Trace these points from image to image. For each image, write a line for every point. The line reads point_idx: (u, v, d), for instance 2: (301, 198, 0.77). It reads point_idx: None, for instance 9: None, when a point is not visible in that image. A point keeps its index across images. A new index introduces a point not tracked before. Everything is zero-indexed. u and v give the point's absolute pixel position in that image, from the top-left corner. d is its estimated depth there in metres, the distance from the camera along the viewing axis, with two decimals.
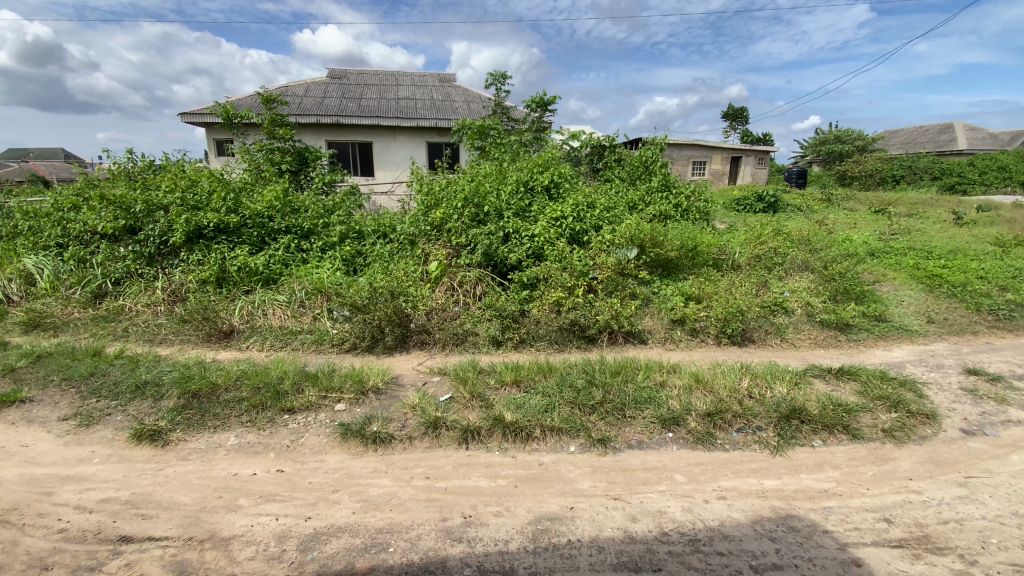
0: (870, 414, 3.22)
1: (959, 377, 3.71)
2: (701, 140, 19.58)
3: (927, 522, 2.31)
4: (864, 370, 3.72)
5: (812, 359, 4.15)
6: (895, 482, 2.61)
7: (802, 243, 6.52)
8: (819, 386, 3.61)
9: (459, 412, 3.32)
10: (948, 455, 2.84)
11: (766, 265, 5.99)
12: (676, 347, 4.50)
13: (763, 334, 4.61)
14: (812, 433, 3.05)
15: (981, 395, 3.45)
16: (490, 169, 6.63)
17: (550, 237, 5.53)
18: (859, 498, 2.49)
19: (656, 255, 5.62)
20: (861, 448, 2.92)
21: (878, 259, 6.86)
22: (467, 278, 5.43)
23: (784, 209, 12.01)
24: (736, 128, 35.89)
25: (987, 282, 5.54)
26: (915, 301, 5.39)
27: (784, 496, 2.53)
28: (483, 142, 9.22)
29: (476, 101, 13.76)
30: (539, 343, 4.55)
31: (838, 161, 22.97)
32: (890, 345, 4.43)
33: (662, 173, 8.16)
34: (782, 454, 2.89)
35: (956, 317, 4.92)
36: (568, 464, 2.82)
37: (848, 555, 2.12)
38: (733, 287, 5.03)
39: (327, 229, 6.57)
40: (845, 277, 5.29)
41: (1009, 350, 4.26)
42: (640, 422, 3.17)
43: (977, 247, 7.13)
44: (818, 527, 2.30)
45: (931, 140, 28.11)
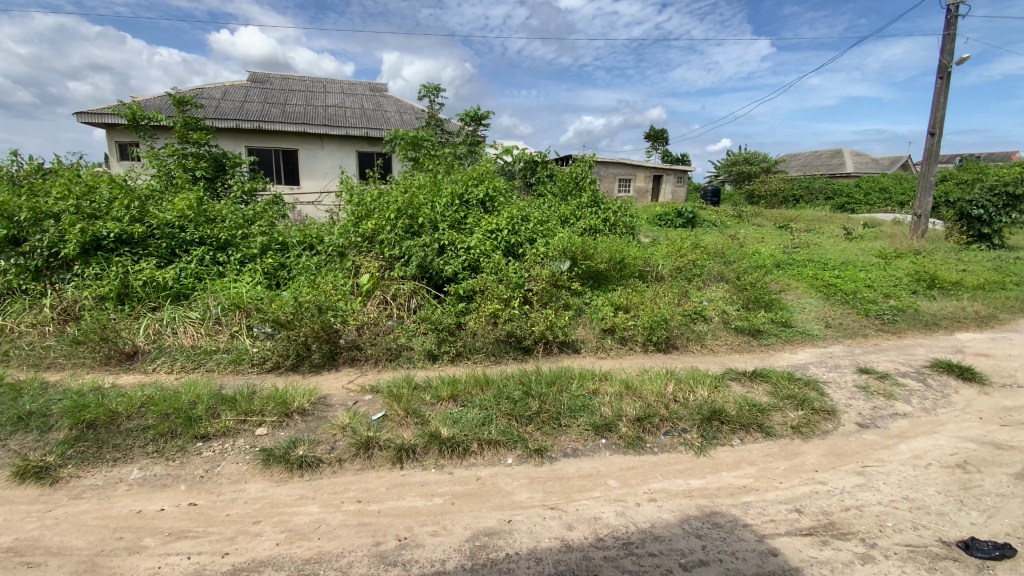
0: (780, 413, 3.50)
1: (854, 376, 4.14)
2: (625, 159, 20.65)
3: (832, 509, 2.53)
4: (773, 373, 4.04)
5: (728, 363, 4.46)
6: (803, 475, 2.84)
7: (718, 256, 7.02)
8: (736, 389, 3.86)
9: (392, 431, 3.21)
10: (846, 447, 3.15)
11: (686, 276, 6.38)
12: (608, 355, 4.66)
13: (685, 341, 4.89)
14: (731, 432, 3.26)
15: (872, 391, 3.87)
16: (424, 180, 6.57)
17: (485, 249, 5.56)
18: (773, 491, 2.69)
19: (587, 267, 5.83)
20: (774, 445, 3.17)
21: (783, 270, 7.54)
22: (401, 291, 5.28)
23: (701, 224, 12.93)
24: (657, 149, 38.35)
25: (874, 292, 6.25)
26: (815, 308, 5.94)
27: (709, 494, 2.67)
28: (416, 153, 9.11)
29: (408, 112, 13.62)
30: (476, 356, 4.53)
31: (746, 181, 25.12)
32: (795, 348, 4.86)
33: (591, 189, 8.49)
34: (705, 454, 3.06)
35: (849, 322, 5.49)
36: (505, 477, 2.80)
37: (766, 546, 2.27)
38: (657, 297, 5.31)
39: (247, 240, 6.16)
40: (755, 286, 5.77)
41: (893, 350, 4.81)
42: (575, 430, 3.24)
43: (864, 259, 8.02)
44: (739, 521, 2.45)
45: (824, 164, 31.54)
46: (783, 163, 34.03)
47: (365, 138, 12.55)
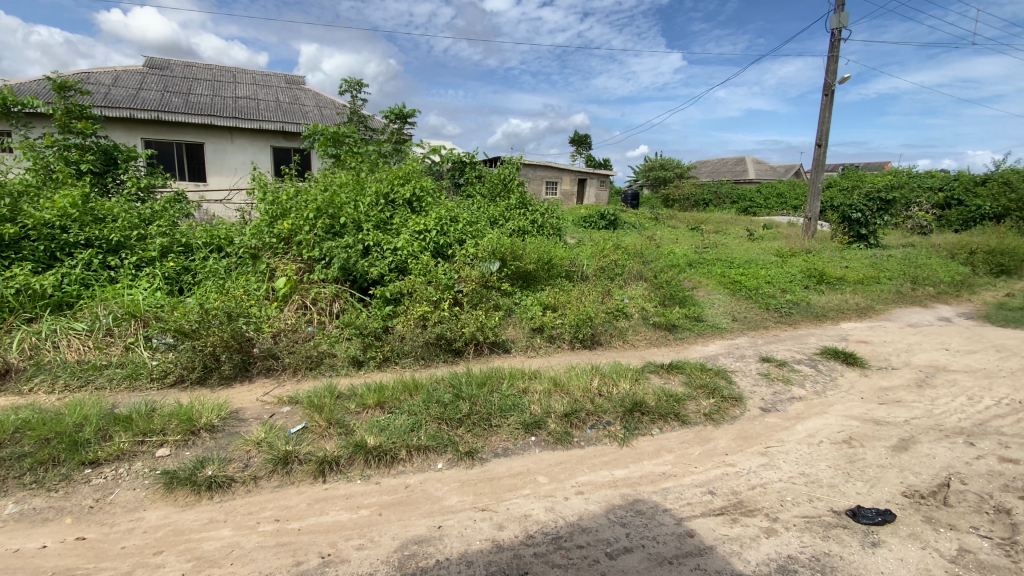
0: (694, 402, 3.75)
1: (757, 364, 4.53)
2: (551, 162, 21.15)
3: (741, 489, 2.75)
4: (688, 365, 4.31)
5: (648, 357, 4.70)
6: (715, 458, 3.06)
7: (637, 256, 7.38)
8: (655, 381, 4.09)
9: (313, 443, 3.04)
10: (752, 431, 3.43)
11: (609, 275, 6.65)
12: (537, 354, 4.74)
13: (609, 337, 5.09)
14: (651, 422, 3.45)
15: (772, 377, 4.26)
16: (346, 178, 6.31)
17: (413, 250, 5.44)
18: (689, 476, 2.87)
19: (516, 267, 5.89)
20: (689, 432, 3.39)
21: (695, 269, 8.09)
22: (322, 295, 5.03)
23: (622, 226, 13.55)
24: (581, 154, 39.67)
25: (773, 287, 6.88)
26: (723, 303, 6.43)
27: (631, 483, 2.80)
28: (337, 149, 8.72)
29: (329, 107, 13.00)
30: (404, 361, 4.42)
31: (663, 186, 26.71)
32: (706, 341, 5.23)
33: (519, 191, 8.61)
34: (628, 444, 3.20)
35: (753, 316, 6.00)
36: (435, 482, 2.76)
37: (684, 529, 2.42)
38: (583, 296, 5.49)
39: (144, 242, 5.57)
40: (671, 284, 6.14)
41: (789, 340, 5.33)
42: (506, 429, 3.26)
43: (764, 258, 8.80)
44: (660, 507, 2.59)
45: (730, 171, 34.26)
46: (695, 169, 36.55)
47: (281, 133, 11.84)
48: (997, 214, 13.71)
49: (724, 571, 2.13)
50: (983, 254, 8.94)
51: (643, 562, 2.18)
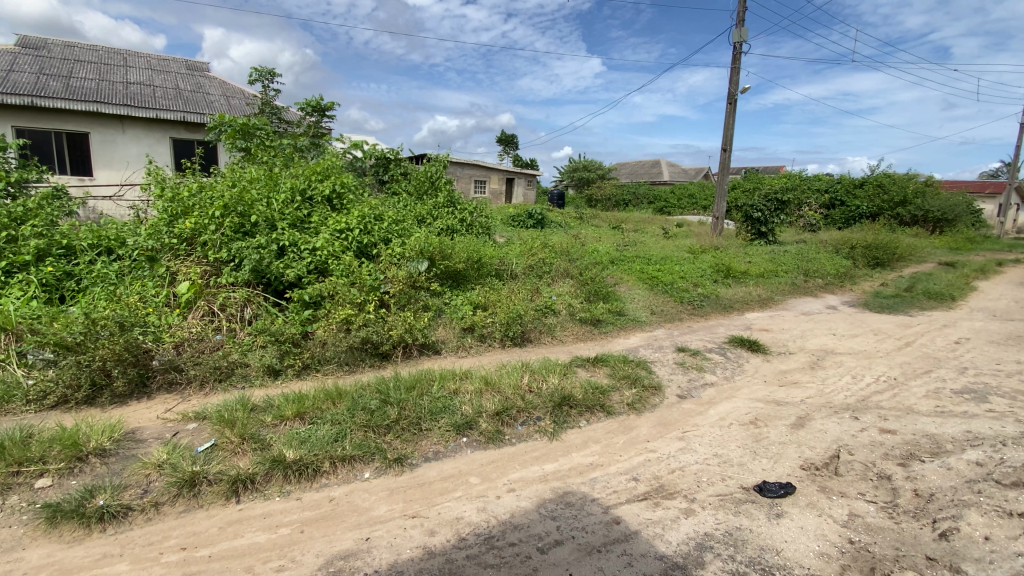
0: (618, 393, 3.91)
1: (674, 354, 4.82)
2: (479, 161, 21.15)
3: (662, 473, 2.91)
4: (612, 357, 4.49)
5: (575, 352, 4.84)
6: (638, 446, 3.22)
7: (564, 254, 7.58)
8: (582, 375, 4.21)
9: (226, 461, 2.81)
10: (671, 417, 3.64)
11: (537, 273, 6.76)
12: (467, 354, 4.70)
13: (538, 334, 5.17)
14: (579, 416, 3.55)
15: (687, 366, 4.56)
16: (258, 173, 5.89)
17: (334, 250, 5.19)
18: (615, 465, 2.99)
19: (445, 267, 5.80)
20: (614, 422, 3.53)
21: (617, 266, 8.45)
22: (231, 300, 4.65)
23: (549, 225, 13.85)
24: (508, 153, 39.97)
25: (687, 282, 7.36)
26: (642, 298, 6.76)
27: (561, 476, 2.86)
28: (248, 143, 8.13)
29: (238, 96, 12.06)
30: (326, 367, 4.21)
31: (587, 186, 27.66)
32: (628, 334, 5.48)
33: (447, 189, 8.50)
34: (557, 438, 3.27)
35: (669, 309, 6.37)
36: (362, 492, 2.65)
37: (611, 516, 2.51)
38: (513, 294, 5.53)
39: (15, 245, 4.86)
40: (595, 281, 6.37)
41: (702, 330, 5.73)
42: (436, 433, 3.20)
43: (679, 255, 9.40)
44: (588, 497, 2.67)
45: (648, 172, 36.17)
46: (616, 170, 38.18)
47: (183, 124, 10.82)
48: (871, 213, 15.63)
49: (648, 554, 2.24)
50: (861, 249, 10.15)
51: (574, 553, 2.23)
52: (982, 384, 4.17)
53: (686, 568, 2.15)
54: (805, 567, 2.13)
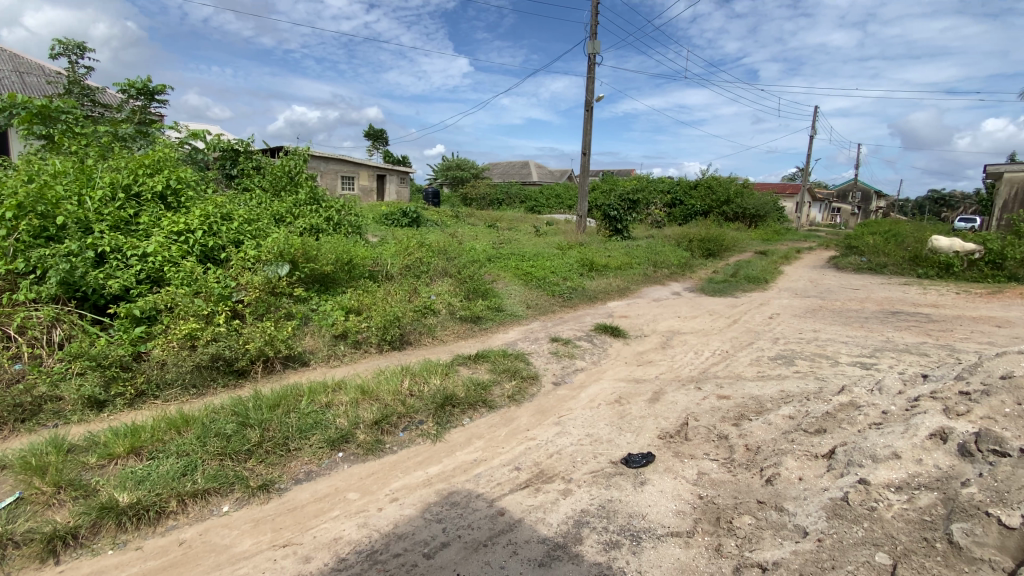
0: (498, 386, 4.01)
1: (549, 345, 5.09)
2: (346, 156, 20.03)
3: (541, 459, 3.05)
4: (491, 353, 4.57)
5: (456, 350, 4.85)
6: (519, 436, 3.33)
7: (441, 253, 7.52)
8: (464, 373, 4.22)
9: (34, 518, 2.30)
10: (548, 405, 3.83)
11: (414, 273, 6.60)
12: (341, 362, 4.43)
13: (417, 335, 5.06)
14: (461, 414, 3.56)
15: (561, 354, 4.85)
16: (62, 164, 4.86)
17: (171, 256, 4.51)
18: (498, 458, 3.05)
19: (310, 270, 5.39)
20: (495, 416, 3.61)
21: (494, 263, 8.63)
22: (32, 321, 3.77)
23: (424, 224, 13.66)
24: (377, 148, 38.34)
25: (558, 276, 7.82)
26: (518, 293, 6.98)
27: (445, 477, 2.85)
28: (48, 127, 6.69)
29: (34, 71, 9.86)
30: (168, 393, 3.64)
31: (461, 185, 27.85)
32: (507, 329, 5.65)
33: (309, 185, 7.90)
34: (440, 439, 3.25)
35: (543, 302, 6.71)
36: (220, 528, 2.36)
37: (495, 509, 2.56)
38: (388, 297, 5.35)
39: None
40: (473, 279, 6.44)
41: (572, 320, 6.14)
42: (307, 451, 2.97)
43: (549, 251, 9.92)
44: (473, 494, 2.70)
45: (519, 172, 37.52)
46: (489, 169, 38.90)
47: None
48: (704, 211, 18.18)
49: (531, 539, 2.34)
50: (698, 242, 11.72)
51: (460, 552, 2.24)
52: (788, 350, 5.11)
53: (565, 547, 2.28)
54: (665, 526, 2.40)
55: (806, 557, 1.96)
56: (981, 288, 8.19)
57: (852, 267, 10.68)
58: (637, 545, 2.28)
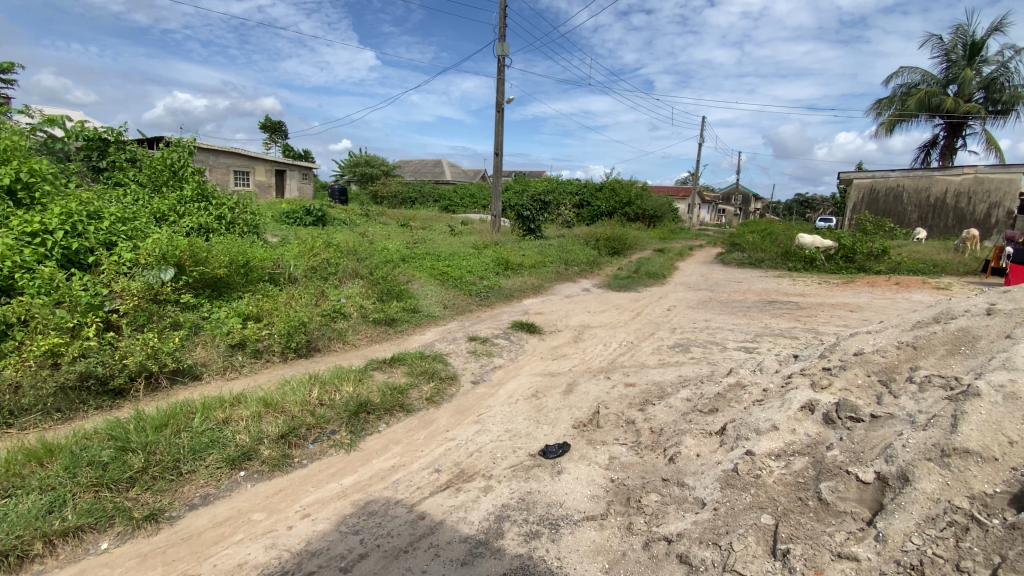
0: (416, 389, 3.94)
1: (466, 344, 5.09)
2: (239, 149, 18.41)
3: (461, 459, 3.05)
4: (408, 355, 4.46)
5: (369, 355, 4.69)
6: (438, 438, 3.30)
7: (350, 253, 7.20)
8: (379, 377, 4.08)
9: None
10: (467, 404, 3.84)
11: (321, 275, 6.26)
12: (239, 374, 4.08)
13: (326, 341, 4.81)
14: (377, 420, 3.45)
15: (478, 353, 4.87)
16: None
17: (24, 261, 3.87)
18: (416, 462, 3.00)
19: (199, 274, 4.90)
20: (413, 419, 3.54)
21: (408, 263, 8.44)
22: None
23: (331, 223, 12.99)
24: (276, 142, 35.67)
25: (473, 275, 7.84)
26: (434, 293, 6.88)
27: (361, 487, 2.75)
28: None
29: None
30: (23, 420, 3.13)
31: (370, 182, 26.85)
32: (423, 330, 5.55)
33: (195, 181, 7.17)
34: (354, 449, 3.12)
35: (459, 302, 6.69)
36: (99, 569, 2.09)
37: (415, 514, 2.52)
38: (291, 301, 5.02)
39: None
40: (386, 280, 6.26)
41: (489, 319, 6.19)
42: (203, 473, 2.71)
43: (464, 250, 9.90)
44: (391, 501, 2.63)
45: (431, 171, 36.96)
46: (400, 167, 37.90)
47: None
48: (609, 211, 19.22)
49: (453, 539, 2.33)
50: (604, 241, 12.38)
51: (380, 562, 2.18)
52: (685, 338, 5.58)
53: (487, 543, 2.30)
54: (581, 511, 2.52)
55: (705, 526, 2.17)
56: (837, 278, 9.55)
57: (736, 262, 11.91)
58: (556, 533, 2.36)
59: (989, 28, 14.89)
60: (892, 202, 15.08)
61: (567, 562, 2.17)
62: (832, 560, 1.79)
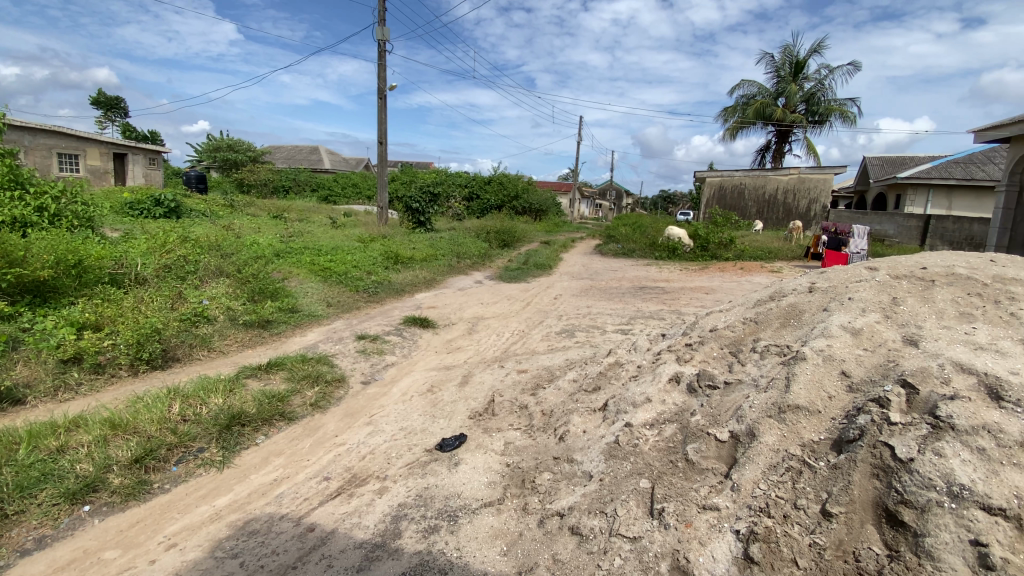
0: (299, 395, 3.67)
1: (354, 343, 4.84)
2: (62, 127, 15.33)
3: (353, 463, 2.92)
4: (287, 359, 4.11)
5: (242, 362, 4.24)
6: (327, 444, 3.12)
7: (212, 249, 6.43)
8: (254, 385, 3.71)
9: None
10: (357, 406, 3.67)
11: (177, 275, 5.50)
12: (75, 394, 3.44)
13: (188, 350, 4.24)
14: (254, 432, 3.16)
15: (368, 351, 4.67)
16: None
17: None
18: (303, 472, 2.81)
19: (14, 277, 4.04)
20: (297, 427, 3.30)
21: (283, 259, 7.75)
22: None
23: (188, 215, 11.44)
24: (112, 119, 30.34)
25: (359, 270, 7.48)
26: (316, 290, 6.43)
27: (239, 506, 2.50)
28: None
29: None
30: None
31: (235, 169, 24.13)
32: (305, 331, 5.17)
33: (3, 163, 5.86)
34: (228, 465, 2.82)
35: (345, 299, 6.34)
36: None
37: (304, 527, 2.36)
38: (140, 305, 4.35)
39: None
40: (258, 278, 5.73)
41: (378, 316, 5.96)
42: (31, 516, 2.27)
43: (348, 244, 9.38)
44: (276, 516, 2.43)
45: (307, 159, 34.28)
46: (270, 153, 34.58)
47: None
48: (498, 204, 19.55)
49: (347, 547, 2.23)
50: (494, 234, 12.59)
51: None
52: (570, 324, 5.92)
53: (384, 545, 2.24)
54: (479, 499, 2.56)
55: (592, 497, 2.34)
56: (695, 265, 10.82)
57: (613, 252, 12.87)
58: (454, 524, 2.38)
59: (808, 51, 17.77)
60: (736, 198, 17.43)
61: (466, 550, 2.20)
62: (698, 512, 2.05)
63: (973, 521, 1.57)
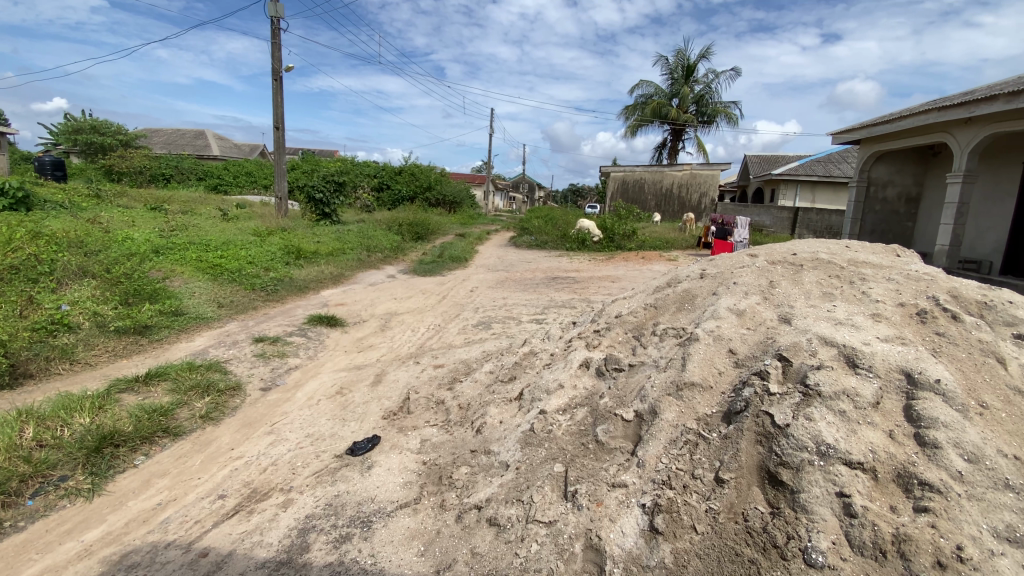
0: (186, 408, 3.29)
1: (251, 347, 4.44)
2: None
3: (252, 477, 2.68)
4: (171, 368, 3.66)
5: (113, 374, 3.71)
6: (221, 459, 2.83)
7: (72, 246, 5.54)
8: (130, 400, 3.27)
9: None
10: (256, 415, 3.37)
11: (25, 276, 4.66)
12: None
13: (44, 364, 3.62)
14: (132, 452, 2.78)
15: (268, 355, 4.31)
16: None
17: None
18: (193, 492, 2.53)
19: None
20: (185, 443, 2.95)
21: (163, 255, 6.90)
22: None
23: (41, 207, 9.79)
24: None
25: (255, 267, 6.86)
26: (205, 290, 5.80)
27: (115, 538, 2.19)
28: None
29: None
30: None
31: (101, 154, 21.08)
32: (192, 336, 4.64)
33: None
34: (100, 493, 2.46)
35: (239, 299, 5.79)
36: None
37: (195, 552, 2.12)
38: None
39: None
40: (133, 278, 5.03)
41: (279, 316, 5.52)
42: None
43: (242, 238, 8.59)
44: (160, 544, 2.16)
45: (190, 144, 30.83)
46: (146, 136, 30.67)
47: None
48: (410, 196, 19.02)
49: (248, 569, 2.04)
50: (406, 226, 12.24)
51: None
52: (487, 316, 5.92)
53: (290, 561, 2.08)
54: (394, 501, 2.47)
55: (509, 486, 2.35)
56: (602, 255, 11.34)
57: (526, 244, 13.09)
58: (367, 530, 2.27)
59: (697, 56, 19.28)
60: (637, 192, 18.56)
61: (382, 555, 2.11)
62: (608, 490, 2.14)
63: (837, 475, 1.80)
